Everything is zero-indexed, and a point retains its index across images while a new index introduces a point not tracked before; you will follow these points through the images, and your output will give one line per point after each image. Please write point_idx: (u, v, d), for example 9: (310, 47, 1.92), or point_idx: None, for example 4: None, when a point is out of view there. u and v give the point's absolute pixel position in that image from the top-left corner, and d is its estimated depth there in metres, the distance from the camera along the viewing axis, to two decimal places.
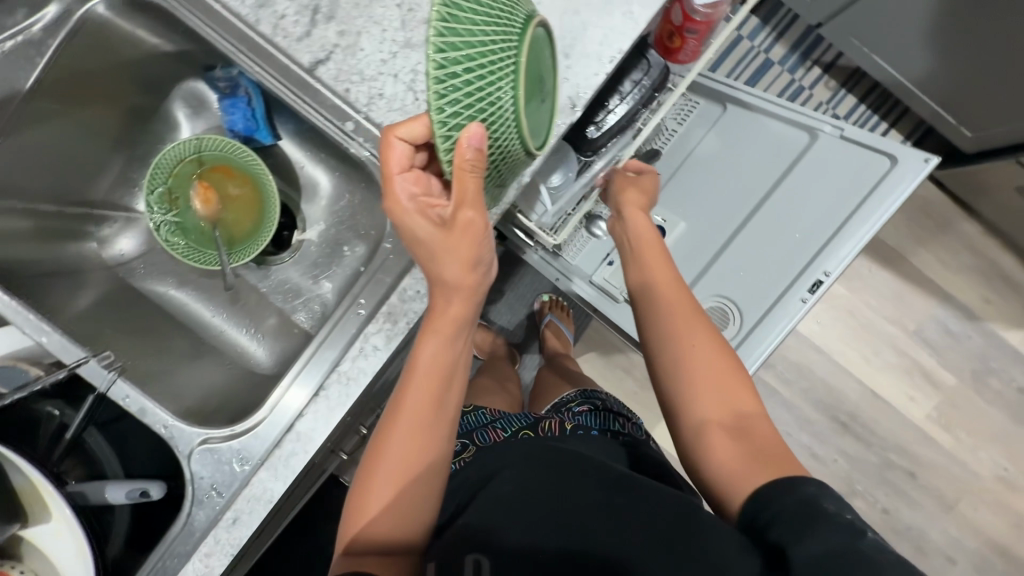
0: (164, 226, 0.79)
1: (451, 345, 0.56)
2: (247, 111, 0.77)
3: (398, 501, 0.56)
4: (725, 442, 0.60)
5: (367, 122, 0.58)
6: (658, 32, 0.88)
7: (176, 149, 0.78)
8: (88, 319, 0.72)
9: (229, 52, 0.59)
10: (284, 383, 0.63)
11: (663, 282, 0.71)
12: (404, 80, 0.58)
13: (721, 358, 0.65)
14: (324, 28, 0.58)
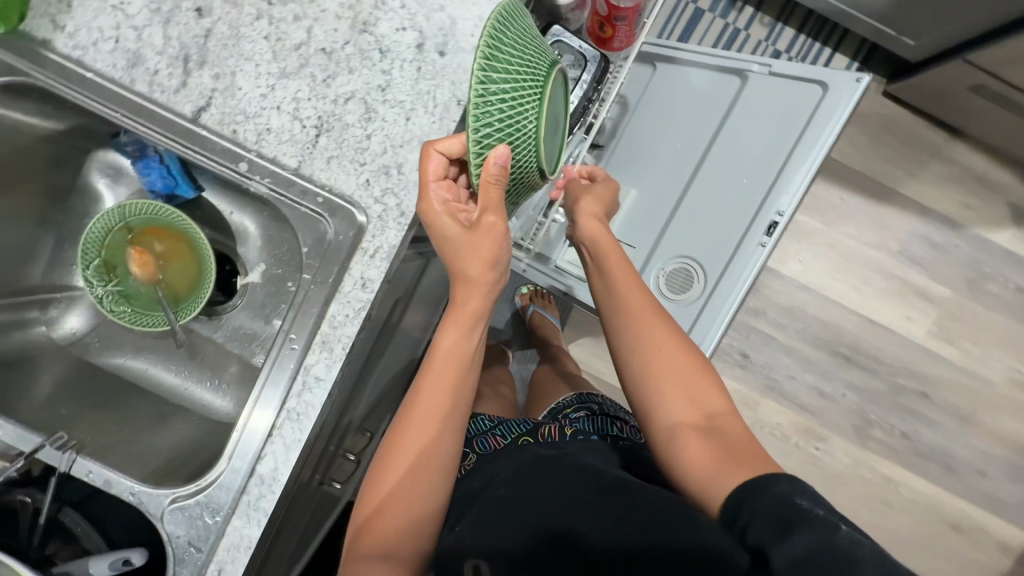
0: (106, 297, 0.79)
1: (469, 336, 0.61)
2: (162, 169, 0.77)
3: (415, 494, 0.61)
4: (697, 444, 0.60)
5: (260, 159, 0.58)
6: (588, 24, 0.85)
7: (103, 220, 0.78)
8: (47, 403, 0.74)
9: (113, 117, 0.59)
10: (236, 430, 0.63)
11: (624, 284, 0.70)
12: (287, 111, 0.58)
13: (689, 365, 0.65)
14: (199, 75, 0.58)
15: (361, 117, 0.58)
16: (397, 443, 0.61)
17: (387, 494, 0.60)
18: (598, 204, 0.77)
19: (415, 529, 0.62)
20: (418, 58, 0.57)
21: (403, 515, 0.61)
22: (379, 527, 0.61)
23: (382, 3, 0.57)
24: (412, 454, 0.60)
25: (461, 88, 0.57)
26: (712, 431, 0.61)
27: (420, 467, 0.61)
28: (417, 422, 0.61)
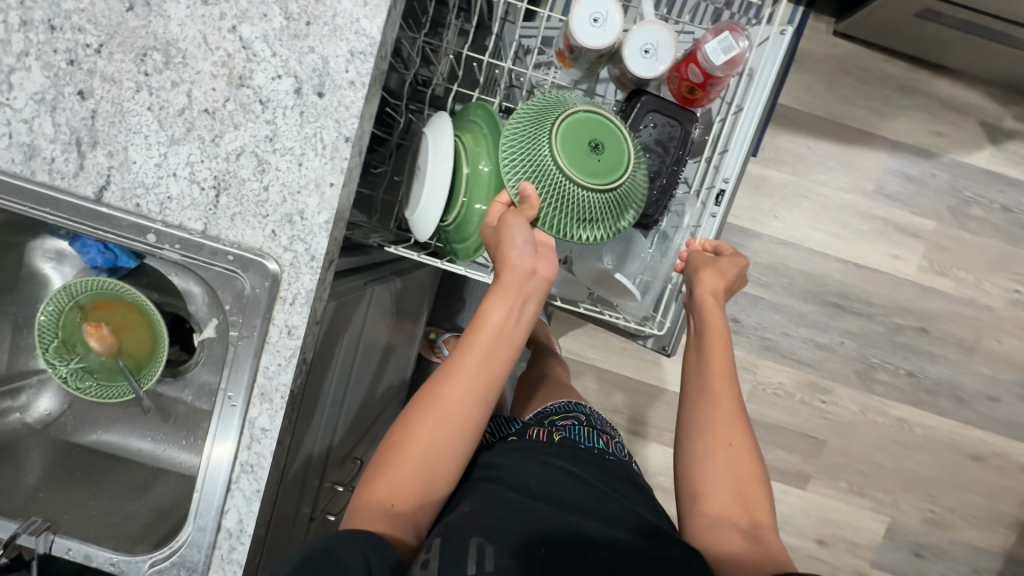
0: (70, 376, 0.82)
1: (520, 320, 0.67)
2: (99, 245, 0.78)
3: (444, 448, 0.64)
4: (735, 538, 0.66)
5: (166, 227, 0.59)
6: (671, 87, 0.84)
7: (52, 303, 0.81)
8: (25, 487, 0.76)
9: (22, 210, 0.60)
10: (198, 486, 0.64)
11: (719, 371, 0.75)
12: (184, 176, 0.59)
13: (750, 463, 0.71)
14: (94, 156, 0.59)
15: (256, 170, 0.59)
16: (440, 394, 0.65)
17: (420, 449, 0.64)
18: (715, 275, 0.79)
19: (435, 479, 0.64)
20: (299, 104, 0.57)
21: (428, 466, 0.64)
22: (399, 475, 0.63)
23: (253, 55, 0.57)
24: (456, 415, 0.64)
25: (346, 126, 0.57)
26: (750, 518, 0.67)
27: (460, 427, 0.65)
28: (466, 392, 0.65)
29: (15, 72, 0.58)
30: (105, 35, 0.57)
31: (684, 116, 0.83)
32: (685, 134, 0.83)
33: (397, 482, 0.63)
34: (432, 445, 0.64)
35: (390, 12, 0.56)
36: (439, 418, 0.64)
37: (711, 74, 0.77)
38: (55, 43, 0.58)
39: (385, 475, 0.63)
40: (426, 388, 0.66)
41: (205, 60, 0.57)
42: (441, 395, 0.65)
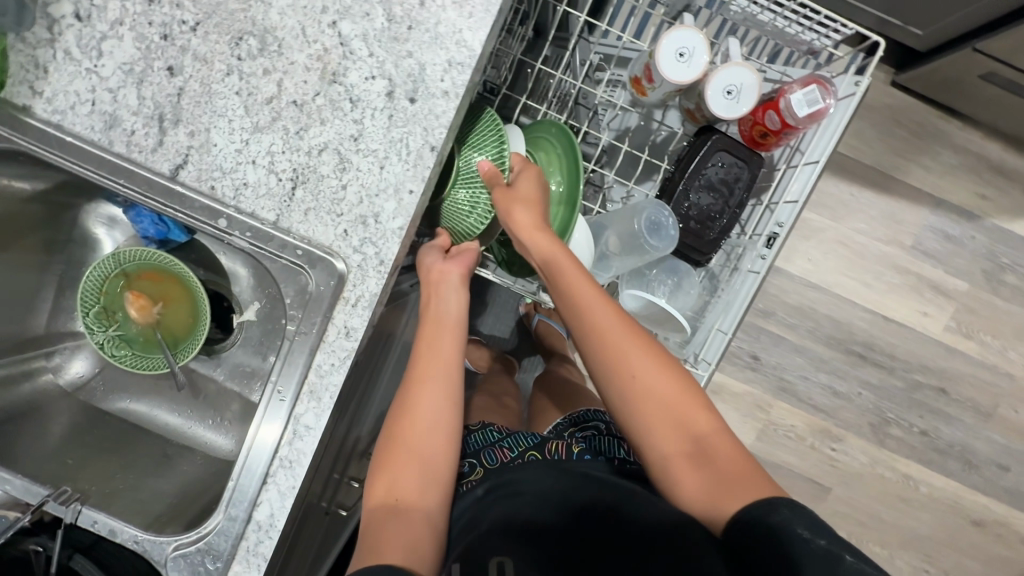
0: (108, 343, 0.81)
1: (456, 307, 0.74)
2: (153, 216, 0.77)
3: (416, 448, 0.68)
4: (692, 472, 0.65)
5: (238, 213, 0.59)
6: (744, 129, 0.83)
7: (100, 268, 0.80)
8: (51, 448, 0.75)
9: (94, 179, 0.59)
10: (235, 470, 0.64)
11: (598, 313, 0.70)
12: (263, 165, 0.58)
13: (682, 392, 0.68)
14: (175, 133, 0.58)
15: (337, 167, 0.58)
16: (403, 406, 0.71)
17: (398, 447, 0.68)
18: (530, 212, 0.71)
19: (428, 470, 0.68)
20: (389, 106, 0.57)
21: (413, 462, 0.68)
22: (394, 490, 0.67)
23: (350, 53, 0.56)
24: (421, 414, 0.70)
25: (434, 134, 0.57)
26: (707, 452, 0.65)
27: (421, 420, 0.69)
28: (417, 386, 0.71)
29: (107, 40, 0.58)
30: (204, 15, 0.57)
31: (752, 159, 0.82)
32: (752, 176, 0.82)
33: (391, 484, 0.67)
34: (399, 444, 0.68)
35: (494, 26, 0.56)
36: (405, 421, 0.70)
37: (789, 124, 0.75)
38: (152, 17, 0.57)
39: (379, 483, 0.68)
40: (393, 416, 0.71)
41: (301, 52, 0.57)
42: (401, 406, 0.71)
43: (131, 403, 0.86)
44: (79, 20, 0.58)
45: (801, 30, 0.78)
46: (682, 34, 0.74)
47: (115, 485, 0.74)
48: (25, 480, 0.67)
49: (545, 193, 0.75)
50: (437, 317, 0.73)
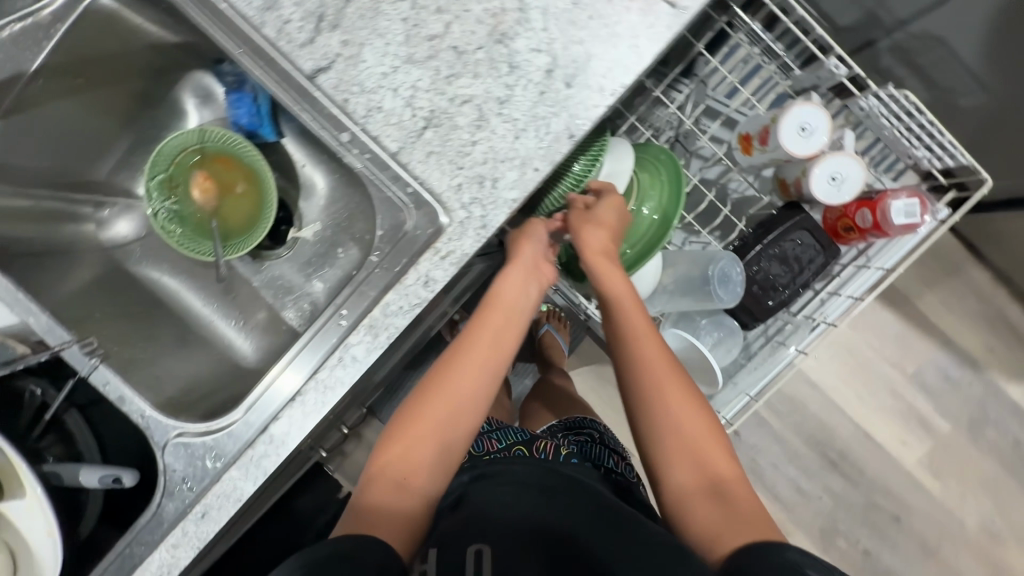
0: (162, 214, 0.80)
1: (522, 297, 0.71)
2: (252, 107, 0.77)
3: (443, 433, 0.66)
4: (703, 504, 0.61)
5: (363, 133, 0.59)
6: (831, 217, 0.85)
7: (180, 139, 0.79)
8: (76, 298, 0.73)
9: (235, 53, 0.59)
10: (268, 379, 0.64)
11: (637, 329, 0.67)
12: (403, 96, 0.58)
13: (705, 424, 0.65)
14: (329, 37, 0.58)
15: (473, 122, 0.58)
16: (441, 374, 0.68)
17: (425, 419, 0.66)
18: (601, 236, 0.70)
19: (444, 442, 0.66)
20: (545, 83, 0.57)
21: (440, 439, 0.66)
22: (408, 446, 0.65)
23: (525, 20, 0.57)
24: (457, 389, 0.67)
25: (577, 124, 0.57)
26: (716, 486, 0.62)
27: (453, 400, 0.67)
28: (463, 356, 0.69)
29: None
30: None
31: (828, 248, 0.84)
32: (824, 263, 0.84)
33: (407, 448, 0.65)
34: (425, 417, 0.66)
35: (669, 44, 0.57)
36: (434, 394, 0.67)
37: (886, 228, 0.77)
38: None
39: (389, 450, 0.65)
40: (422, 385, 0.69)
41: (478, 4, 0.57)
42: (439, 376, 0.68)
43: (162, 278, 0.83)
44: None
45: (914, 145, 0.80)
46: (810, 110, 0.76)
47: (131, 354, 0.73)
48: (52, 317, 0.64)
49: (625, 223, 0.72)
50: (508, 294, 0.71)
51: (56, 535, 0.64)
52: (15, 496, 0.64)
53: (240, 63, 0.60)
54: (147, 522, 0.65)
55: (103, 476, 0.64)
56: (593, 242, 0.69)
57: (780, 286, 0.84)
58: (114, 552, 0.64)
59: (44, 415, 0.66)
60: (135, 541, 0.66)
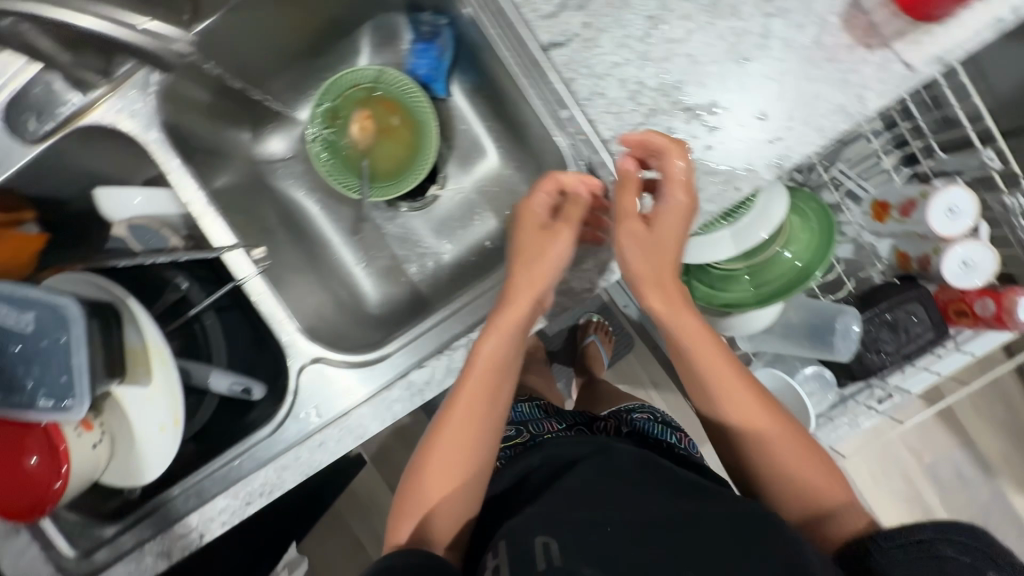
0: (318, 141, 0.80)
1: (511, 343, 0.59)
2: (435, 61, 0.78)
3: (458, 475, 0.58)
4: (821, 519, 0.56)
5: (581, 116, 0.60)
6: (945, 297, 0.87)
7: (355, 74, 0.79)
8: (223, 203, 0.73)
9: (477, 16, 0.63)
10: (421, 329, 0.66)
11: (687, 332, 0.58)
12: (629, 89, 0.59)
13: (805, 448, 0.57)
14: (572, 15, 0.59)
15: (690, 130, 0.59)
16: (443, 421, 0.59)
17: (454, 448, 0.58)
18: (641, 232, 0.57)
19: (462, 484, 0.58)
20: (769, 110, 0.59)
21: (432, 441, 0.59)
22: (432, 479, 0.58)
23: (764, 46, 0.58)
24: (479, 431, 0.59)
25: (788, 156, 0.59)
26: (813, 501, 0.56)
27: (472, 415, 0.59)
28: (480, 379, 0.59)
29: None
30: None
31: (938, 325, 0.87)
32: (930, 339, 0.87)
33: (423, 487, 0.58)
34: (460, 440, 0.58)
35: (894, 102, 0.58)
36: (448, 412, 0.59)
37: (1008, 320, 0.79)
38: None
39: (420, 480, 0.59)
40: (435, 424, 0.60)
41: (723, 20, 0.59)
42: (452, 412, 0.59)
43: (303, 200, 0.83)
44: None
45: None
46: (960, 193, 0.78)
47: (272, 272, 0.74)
48: (221, 219, 0.64)
49: (688, 211, 0.57)
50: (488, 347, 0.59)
51: (179, 426, 0.64)
52: (142, 381, 0.64)
53: (476, 19, 0.63)
54: (269, 436, 0.65)
55: (234, 385, 0.64)
56: (627, 230, 0.58)
57: (883, 350, 0.87)
58: (226, 458, 0.65)
59: (183, 310, 0.66)
60: (246, 455, 0.67)
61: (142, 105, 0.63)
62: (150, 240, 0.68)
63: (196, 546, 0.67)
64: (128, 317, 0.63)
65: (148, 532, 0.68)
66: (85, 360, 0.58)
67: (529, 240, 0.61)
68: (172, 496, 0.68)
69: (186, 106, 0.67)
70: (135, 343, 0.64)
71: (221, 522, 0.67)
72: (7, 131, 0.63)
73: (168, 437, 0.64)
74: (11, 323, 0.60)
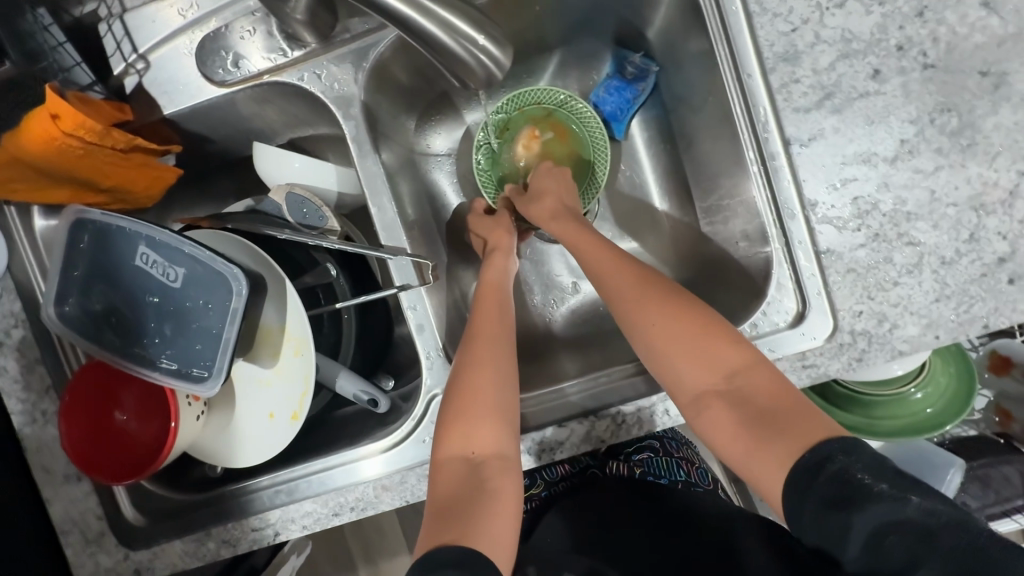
0: (483, 149, 0.74)
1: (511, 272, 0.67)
2: (625, 102, 0.73)
3: (473, 415, 0.53)
4: (727, 419, 0.51)
5: (805, 221, 0.58)
6: None
7: (545, 94, 0.73)
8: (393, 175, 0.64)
9: (725, 81, 0.59)
10: (560, 388, 0.63)
11: (606, 271, 0.60)
12: (859, 208, 0.57)
13: (704, 334, 0.53)
14: (824, 116, 0.56)
15: (907, 266, 0.57)
16: (461, 372, 0.56)
17: (482, 382, 0.55)
18: (546, 195, 0.68)
19: (489, 423, 0.53)
20: (991, 269, 0.56)
21: (462, 395, 0.54)
22: (457, 429, 0.53)
23: (1011, 204, 0.55)
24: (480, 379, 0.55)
25: (997, 319, 0.56)
26: (743, 398, 0.51)
27: (496, 372, 0.56)
28: (486, 301, 0.62)
29: (856, 3, 0.56)
30: (945, 63, 0.55)
31: None
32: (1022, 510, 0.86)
33: (460, 433, 0.53)
34: (477, 378, 0.55)
35: None
36: (469, 359, 0.56)
37: None
38: (908, 23, 0.55)
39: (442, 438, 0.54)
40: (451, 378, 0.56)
41: (978, 166, 0.56)
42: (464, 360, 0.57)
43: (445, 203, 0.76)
44: None
45: None
46: None
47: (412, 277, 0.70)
48: (396, 217, 0.60)
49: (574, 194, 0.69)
50: (490, 303, 0.62)
51: (297, 424, 0.59)
52: (265, 362, 0.60)
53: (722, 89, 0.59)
54: (384, 454, 0.62)
55: (362, 394, 0.61)
56: (551, 201, 0.67)
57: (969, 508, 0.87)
58: (334, 461, 0.62)
59: (326, 299, 0.64)
60: (348, 464, 0.62)
61: (350, 77, 0.59)
62: (305, 217, 0.62)
63: (267, 543, 0.63)
64: (276, 294, 0.58)
65: (219, 515, 0.63)
66: (235, 337, 0.54)
67: (489, 223, 0.70)
68: (257, 487, 0.64)
69: (384, 87, 0.63)
70: (272, 324, 0.59)
71: (300, 526, 0.62)
72: (198, 64, 0.59)
73: (281, 430, 0.59)
74: (160, 274, 0.55)
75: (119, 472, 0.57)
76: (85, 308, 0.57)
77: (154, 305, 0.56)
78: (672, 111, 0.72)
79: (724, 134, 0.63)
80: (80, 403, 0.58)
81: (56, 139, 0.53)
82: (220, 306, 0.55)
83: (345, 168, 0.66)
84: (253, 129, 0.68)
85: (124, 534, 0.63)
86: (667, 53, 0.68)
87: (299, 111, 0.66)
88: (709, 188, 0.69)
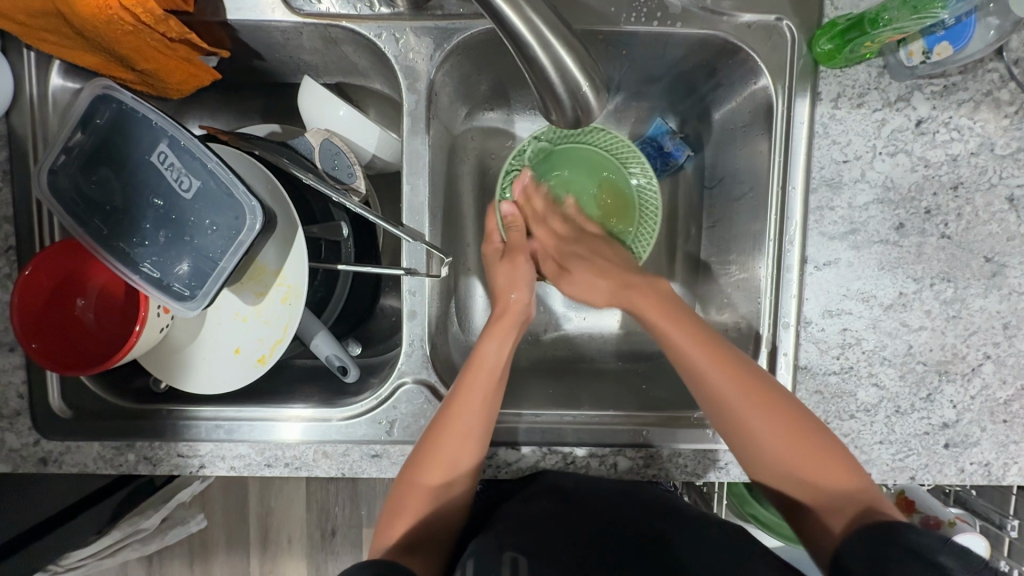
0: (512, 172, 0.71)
1: (509, 347, 0.61)
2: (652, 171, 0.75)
3: (447, 470, 0.54)
4: (791, 479, 0.53)
5: (795, 335, 0.61)
6: None
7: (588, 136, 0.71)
8: (437, 160, 0.64)
9: (770, 184, 0.61)
10: (515, 415, 0.64)
11: (684, 334, 0.58)
12: (845, 339, 0.61)
13: (786, 421, 0.53)
14: (843, 244, 0.60)
15: (866, 404, 0.61)
16: (442, 433, 0.54)
17: (435, 467, 0.54)
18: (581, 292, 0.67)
19: (456, 473, 0.55)
20: (933, 430, 0.61)
21: (426, 458, 0.55)
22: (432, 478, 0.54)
23: (968, 377, 0.61)
24: (460, 441, 0.54)
25: (923, 474, 0.62)
26: (805, 467, 0.53)
27: (452, 457, 0.54)
28: (470, 380, 0.57)
29: (906, 157, 0.59)
30: (960, 238, 0.60)
31: None
32: None
33: (426, 480, 0.55)
34: (435, 469, 0.54)
35: None
36: (433, 433, 0.55)
37: None
38: (942, 191, 0.59)
39: (412, 484, 0.55)
40: (430, 435, 0.55)
41: (954, 336, 0.60)
42: (448, 420, 0.55)
43: (467, 196, 0.74)
44: (915, 124, 0.59)
45: None
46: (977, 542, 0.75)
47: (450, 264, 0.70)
48: (424, 200, 0.60)
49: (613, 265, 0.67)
50: (485, 359, 0.58)
51: (261, 368, 0.58)
52: (247, 297, 0.58)
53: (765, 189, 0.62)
54: (333, 422, 0.61)
55: (334, 359, 0.60)
56: (598, 279, 0.66)
57: None
58: (283, 412, 0.61)
59: (327, 255, 0.63)
60: (294, 419, 0.61)
61: (426, 53, 0.58)
62: (336, 172, 0.61)
63: (188, 473, 0.61)
64: (285, 237, 0.57)
65: (148, 431, 0.61)
66: (231, 269, 0.52)
67: (502, 277, 0.65)
68: (197, 416, 0.62)
69: (454, 71, 0.62)
70: (268, 263, 0.57)
71: (228, 466, 0.61)
72: None
73: (246, 368, 0.58)
74: (172, 179, 0.53)
75: (65, 360, 0.54)
76: (80, 184, 0.54)
77: (155, 207, 0.54)
78: (706, 187, 0.74)
79: (751, 230, 0.66)
80: (43, 278, 0.55)
81: (111, 9, 0.50)
82: (225, 232, 0.53)
83: (387, 132, 0.65)
84: (307, 61, 0.66)
85: (42, 418, 0.61)
86: (722, 135, 0.70)
87: (359, 61, 0.64)
88: (717, 270, 0.72)
